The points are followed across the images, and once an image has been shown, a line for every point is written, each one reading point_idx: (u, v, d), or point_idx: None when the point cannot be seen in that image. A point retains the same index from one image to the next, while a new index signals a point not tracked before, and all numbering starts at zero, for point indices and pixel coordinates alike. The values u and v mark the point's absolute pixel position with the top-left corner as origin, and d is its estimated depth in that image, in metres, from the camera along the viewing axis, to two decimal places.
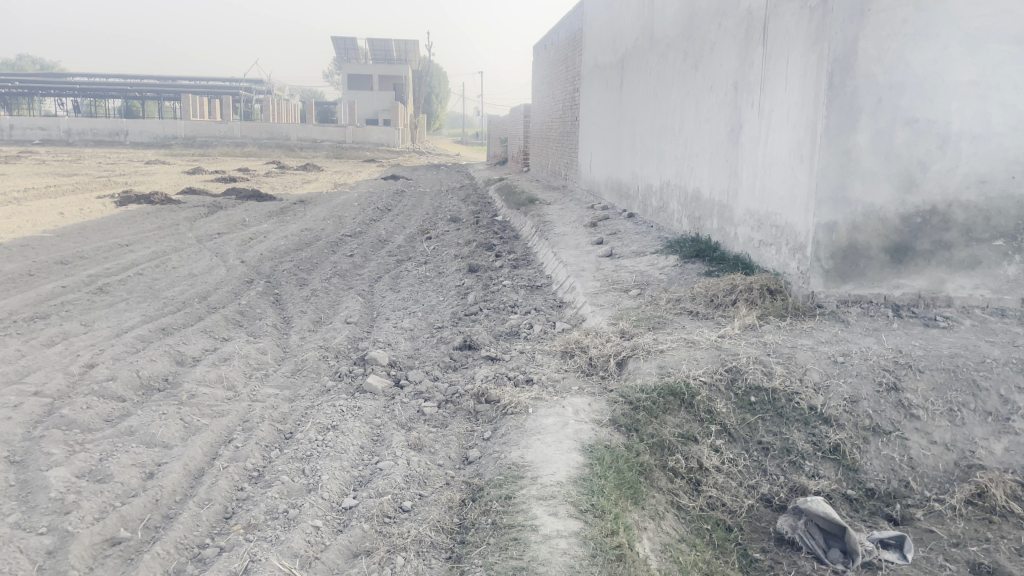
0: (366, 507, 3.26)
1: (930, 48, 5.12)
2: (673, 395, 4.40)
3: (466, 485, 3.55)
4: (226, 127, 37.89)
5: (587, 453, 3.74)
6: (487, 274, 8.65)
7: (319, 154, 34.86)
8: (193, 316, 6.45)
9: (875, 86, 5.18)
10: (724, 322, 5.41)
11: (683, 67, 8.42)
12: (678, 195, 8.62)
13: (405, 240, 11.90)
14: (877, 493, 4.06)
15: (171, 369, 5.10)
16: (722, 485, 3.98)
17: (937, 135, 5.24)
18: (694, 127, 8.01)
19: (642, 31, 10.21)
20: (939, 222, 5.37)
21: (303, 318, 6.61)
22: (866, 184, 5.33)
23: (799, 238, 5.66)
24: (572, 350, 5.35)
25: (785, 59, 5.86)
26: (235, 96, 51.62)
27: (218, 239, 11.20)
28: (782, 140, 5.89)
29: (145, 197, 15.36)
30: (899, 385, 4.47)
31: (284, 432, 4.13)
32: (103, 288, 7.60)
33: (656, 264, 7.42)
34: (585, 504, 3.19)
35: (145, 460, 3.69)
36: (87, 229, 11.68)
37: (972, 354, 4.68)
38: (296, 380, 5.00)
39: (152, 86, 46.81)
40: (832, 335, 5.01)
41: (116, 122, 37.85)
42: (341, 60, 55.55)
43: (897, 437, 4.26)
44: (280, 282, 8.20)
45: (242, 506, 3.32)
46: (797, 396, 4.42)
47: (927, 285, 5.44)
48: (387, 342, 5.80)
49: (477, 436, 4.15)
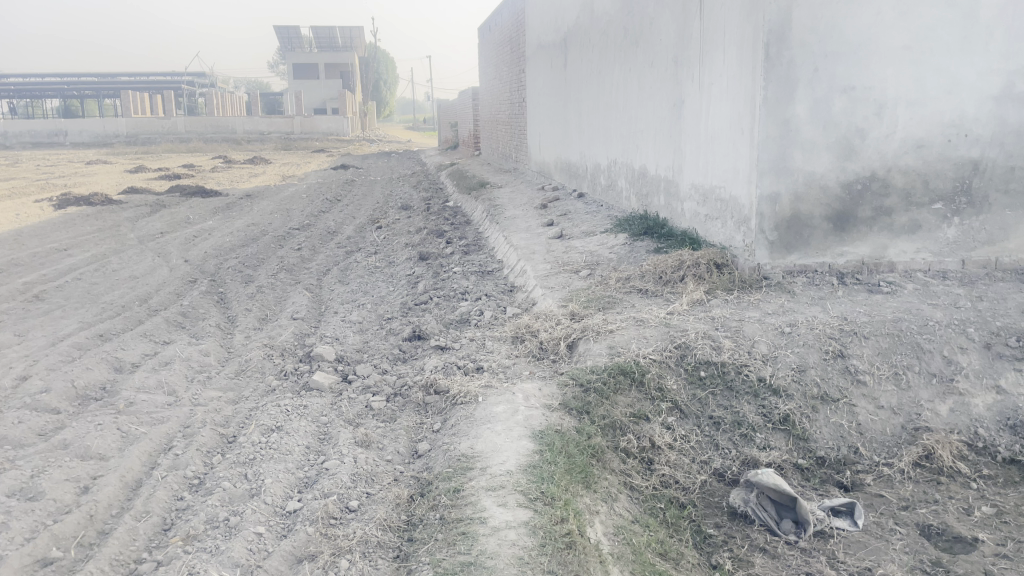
0: (310, 509, 3.17)
1: (864, 15, 5.13)
2: (624, 374, 4.38)
3: (415, 480, 3.48)
4: (168, 123, 36.98)
5: (537, 439, 3.69)
6: (438, 261, 8.55)
7: (267, 146, 34.16)
8: (133, 320, 6.25)
9: (811, 55, 5.17)
10: (673, 299, 5.40)
11: (624, 44, 8.37)
12: (625, 172, 8.59)
13: (355, 231, 11.72)
14: (827, 461, 4.09)
15: (109, 377, 4.93)
16: (674, 462, 3.97)
17: (874, 102, 5.27)
18: (637, 103, 7.98)
19: (583, 9, 10.13)
20: (880, 188, 5.41)
21: (248, 316, 6.44)
22: (806, 154, 5.33)
23: (742, 211, 5.65)
24: (522, 334, 5.29)
25: (722, 30, 5.83)
26: (177, 90, 50.29)
27: (162, 239, 10.89)
28: (723, 114, 5.86)
29: (84, 198, 14.90)
30: (845, 352, 4.50)
31: (226, 436, 4.01)
32: (38, 295, 7.32)
33: (606, 243, 7.39)
34: (535, 492, 3.14)
35: (79, 475, 3.54)
36: (23, 235, 11.27)
37: (915, 318, 4.74)
38: (240, 381, 4.86)
39: (89, 83, 45.49)
40: (779, 306, 5.03)
41: (54, 123, 36.64)
42: (285, 50, 54.50)
43: (845, 404, 4.29)
44: (225, 281, 7.99)
45: (182, 516, 3.20)
46: (746, 368, 4.43)
47: (870, 252, 5.51)
48: (335, 337, 5.69)
49: (426, 428, 4.08)
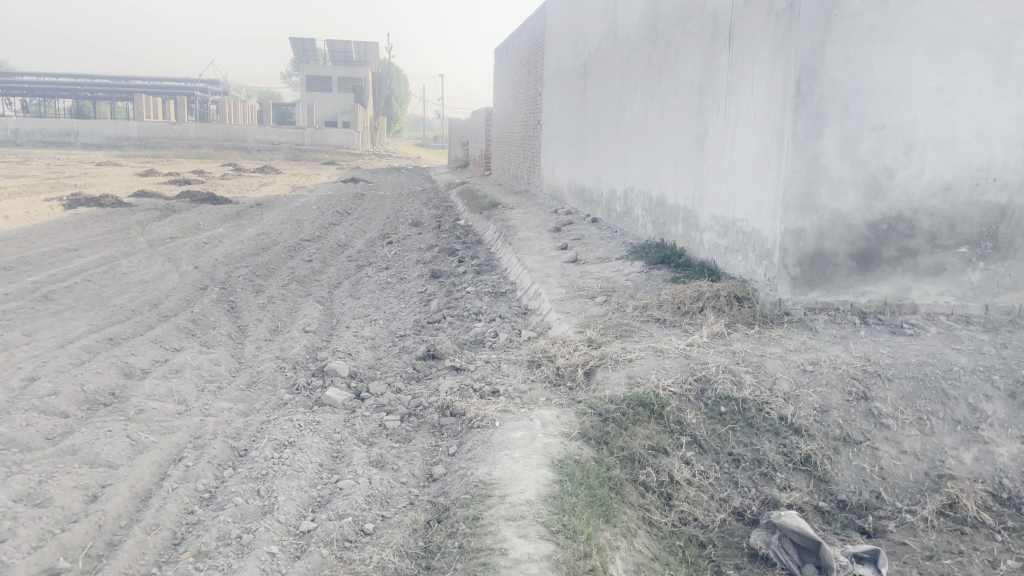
0: (325, 531, 3.10)
1: (897, 55, 5.11)
2: (643, 406, 4.29)
3: (431, 505, 3.40)
4: (180, 129, 37.15)
5: (556, 469, 3.61)
6: (450, 280, 8.50)
7: (277, 156, 34.26)
8: (143, 325, 6.18)
9: (842, 92, 5.14)
10: (693, 331, 5.34)
11: (647, 72, 8.38)
12: (642, 200, 8.56)
13: (366, 245, 11.67)
14: (848, 505, 4.00)
15: (119, 382, 4.85)
16: (693, 499, 3.88)
17: (903, 142, 5.23)
18: (658, 131, 7.96)
19: (605, 35, 10.16)
20: (905, 229, 5.36)
21: (259, 327, 6.38)
22: (833, 191, 5.29)
23: (765, 244, 5.60)
24: (538, 359, 5.22)
25: (752, 64, 5.82)
26: (190, 96, 50.53)
27: (172, 243, 10.84)
28: (749, 146, 5.83)
29: (95, 199, 14.88)
30: (869, 394, 4.42)
31: (238, 449, 3.93)
32: (47, 296, 7.26)
33: (622, 270, 7.34)
34: (556, 524, 3.06)
35: (88, 482, 3.46)
36: (32, 233, 11.23)
37: (940, 363, 4.66)
38: (251, 393, 4.79)
39: (104, 85, 45.76)
40: (801, 344, 4.96)
41: (66, 122, 36.79)
42: (300, 62, 54.84)
43: (868, 447, 4.21)
44: (236, 289, 7.94)
45: (193, 531, 3.12)
46: (767, 405, 4.35)
47: (893, 292, 5.44)
48: (348, 352, 5.62)
49: (442, 451, 4.00)
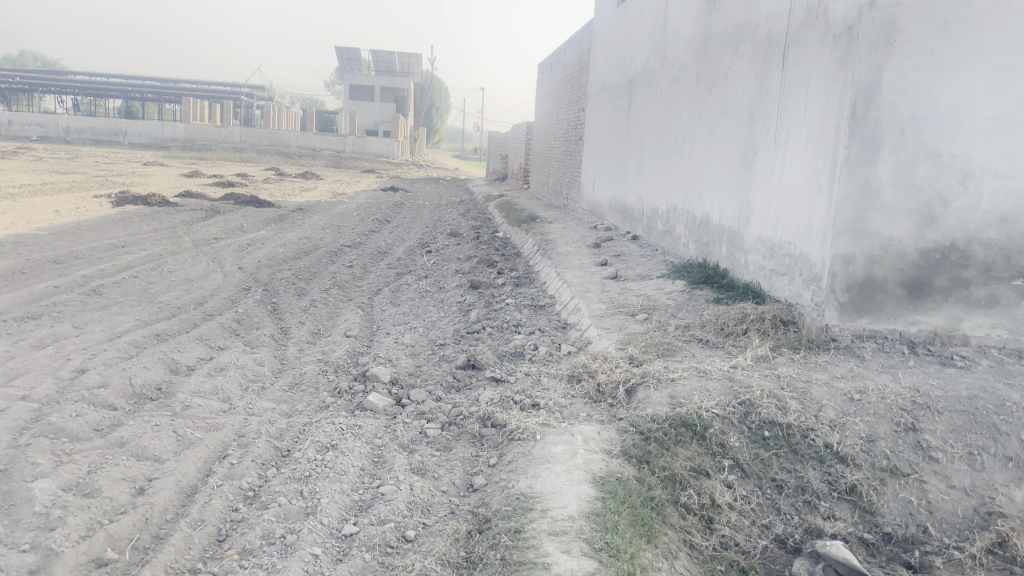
0: (367, 535, 3.11)
1: (956, 83, 5.04)
2: (686, 426, 4.25)
3: (472, 515, 3.39)
4: (225, 132, 37.81)
5: (598, 485, 3.58)
6: (489, 291, 8.51)
7: (319, 163, 34.70)
8: (188, 323, 6.28)
9: (898, 118, 5.07)
10: (736, 353, 5.28)
11: (696, 91, 8.35)
12: (685, 219, 8.51)
13: (405, 253, 11.75)
14: (894, 538, 3.93)
15: (165, 378, 4.93)
16: (735, 523, 3.83)
17: (959, 171, 5.15)
18: (705, 151, 7.92)
19: (653, 53, 10.15)
20: (958, 259, 5.26)
21: (301, 329, 6.44)
22: (885, 218, 5.21)
23: (813, 269, 5.53)
24: (579, 374, 5.20)
25: (806, 86, 5.77)
26: (236, 100, 51.44)
27: (216, 244, 11.02)
28: (800, 169, 5.77)
29: (142, 198, 15.18)
30: (917, 425, 4.33)
31: (281, 449, 3.96)
32: (96, 290, 7.41)
33: (663, 289, 7.30)
34: (599, 541, 3.04)
35: (135, 475, 3.51)
36: (82, 228, 11.48)
37: (992, 397, 4.55)
38: (294, 395, 4.83)
39: (153, 87, 46.78)
40: (848, 371, 4.88)
41: (116, 122, 37.64)
42: (345, 70, 55.57)
43: (915, 480, 4.12)
44: (278, 291, 8.03)
45: (237, 529, 3.14)
46: (812, 432, 4.28)
47: (944, 323, 5.33)
48: (388, 358, 5.65)
49: (482, 462, 4.00)
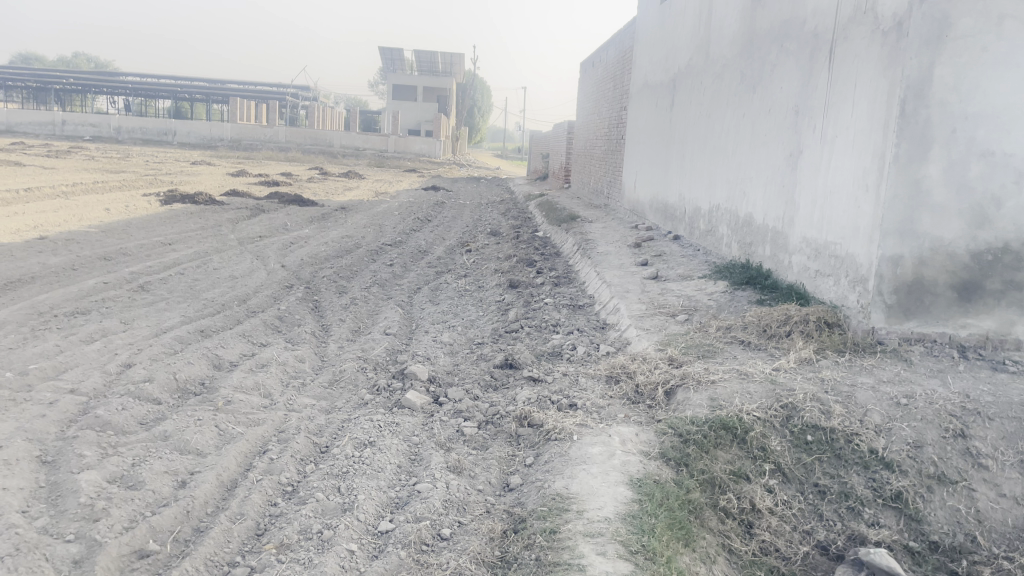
0: (403, 532, 3.11)
1: (1010, 79, 4.88)
2: (726, 429, 4.19)
3: (507, 515, 3.38)
4: (271, 132, 38.40)
5: (635, 487, 3.54)
6: (529, 290, 8.50)
7: (361, 162, 35.03)
8: (232, 319, 6.38)
9: (950, 115, 4.93)
10: (779, 355, 5.19)
11: (740, 89, 8.23)
12: (728, 219, 8.39)
13: (445, 252, 11.79)
14: (941, 547, 3.81)
15: (208, 373, 5.01)
16: (775, 529, 3.77)
17: (1014, 170, 4.98)
18: (748, 150, 7.81)
19: (696, 51, 10.03)
20: (1012, 260, 5.09)
21: (342, 326, 6.49)
22: (936, 218, 5.07)
23: (860, 270, 5.41)
24: (617, 375, 5.16)
25: (853, 84, 5.65)
26: (282, 100, 52.18)
27: (260, 242, 11.18)
28: (847, 168, 5.65)
29: (190, 196, 15.49)
30: (966, 432, 4.21)
31: (319, 445, 4.00)
32: (143, 286, 7.57)
33: (705, 289, 7.21)
34: (635, 544, 3.00)
35: (178, 468, 3.58)
36: (131, 226, 11.74)
37: None
38: (333, 391, 4.87)
39: (202, 88, 47.68)
40: (894, 375, 4.77)
41: (166, 122, 38.45)
42: (388, 71, 56.02)
43: (964, 488, 4.00)
44: (320, 289, 8.12)
45: (275, 523, 3.18)
46: (857, 437, 4.19)
47: (996, 327, 5.17)
48: (427, 357, 5.67)
49: (519, 462, 3.99)
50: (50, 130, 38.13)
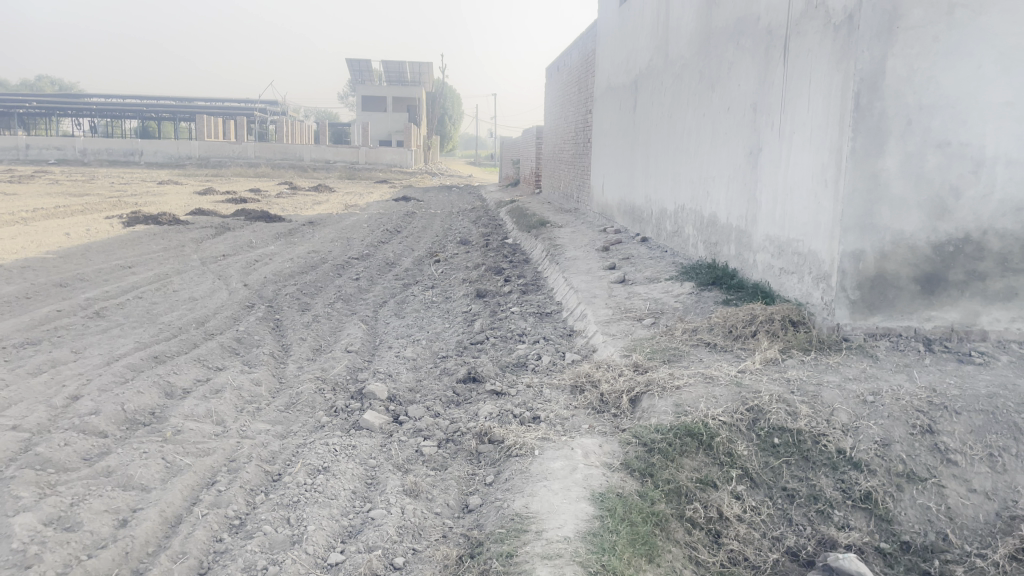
0: (353, 564, 3.00)
1: (963, 69, 4.84)
2: (691, 436, 4.09)
3: (465, 539, 3.26)
4: (239, 148, 38.06)
5: (597, 502, 3.43)
6: (496, 299, 8.38)
7: (332, 175, 34.74)
8: (188, 343, 6.19)
9: (904, 107, 4.89)
10: (744, 356, 5.11)
11: (699, 88, 8.18)
12: (693, 219, 8.33)
13: (413, 264, 11.65)
14: (912, 547, 3.73)
15: (159, 402, 4.84)
16: (744, 537, 3.67)
17: (970, 160, 4.95)
18: (710, 149, 7.75)
19: (656, 51, 9.98)
20: (973, 251, 5.07)
21: (302, 346, 6.34)
22: (895, 211, 5.03)
23: (822, 266, 5.35)
24: (582, 384, 5.05)
25: (808, 78, 5.59)
26: (250, 116, 51.72)
27: (223, 261, 10.96)
28: (805, 164, 5.59)
29: (153, 217, 15.20)
30: (934, 427, 4.14)
31: (271, 474, 3.85)
32: (99, 313, 7.36)
33: (671, 291, 7.13)
34: (595, 564, 2.90)
35: (119, 506, 3.42)
36: (90, 250, 11.47)
37: (1012, 394, 4.35)
38: (289, 415, 4.72)
39: (168, 107, 47.17)
40: (860, 372, 4.70)
41: (131, 142, 37.94)
42: (356, 82, 55.78)
43: (934, 485, 3.93)
44: (282, 307, 7.95)
45: (219, 561, 3.05)
46: (824, 437, 4.11)
47: (960, 318, 5.13)
48: (388, 374, 5.53)
49: (479, 481, 3.87)
50: (13, 154, 37.46)
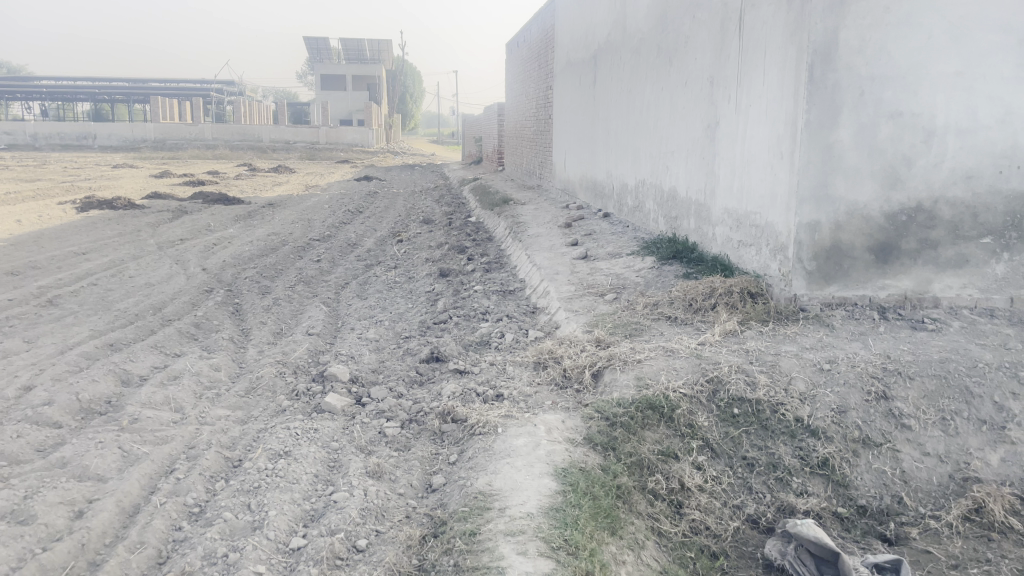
0: (315, 548, 2.99)
1: (914, 39, 4.88)
2: (653, 409, 4.12)
3: (428, 519, 3.26)
4: (196, 130, 37.31)
5: (560, 477, 3.45)
6: (459, 278, 8.35)
7: (292, 156, 34.24)
8: (145, 330, 6.08)
9: (857, 78, 4.93)
10: (705, 329, 5.16)
11: (657, 62, 8.17)
12: (654, 193, 8.37)
13: (376, 244, 11.56)
14: (869, 511, 3.82)
15: (115, 390, 4.75)
16: (705, 506, 3.72)
17: (922, 129, 5.02)
18: (669, 123, 7.76)
19: (614, 26, 9.95)
20: (925, 220, 5.15)
21: (263, 330, 6.26)
22: (849, 182, 5.09)
23: (780, 238, 5.41)
24: (545, 360, 5.07)
25: (763, 51, 5.61)
26: (206, 96, 50.68)
27: (181, 245, 10.77)
28: (761, 137, 5.64)
29: (107, 202, 14.86)
30: (889, 393, 4.22)
31: (232, 460, 3.81)
32: (52, 301, 7.19)
33: (633, 266, 7.16)
34: (558, 539, 2.92)
35: (75, 497, 3.36)
36: (43, 237, 11.18)
37: (963, 359, 4.46)
38: (250, 400, 4.67)
39: (121, 88, 46.07)
40: (817, 341, 4.77)
41: (83, 125, 37.01)
42: (314, 61, 54.85)
43: (889, 450, 4.02)
44: (242, 291, 7.84)
45: (178, 549, 3.02)
46: (782, 407, 4.17)
47: (914, 286, 5.23)
48: (351, 355, 5.49)
49: (442, 460, 3.87)
50: None
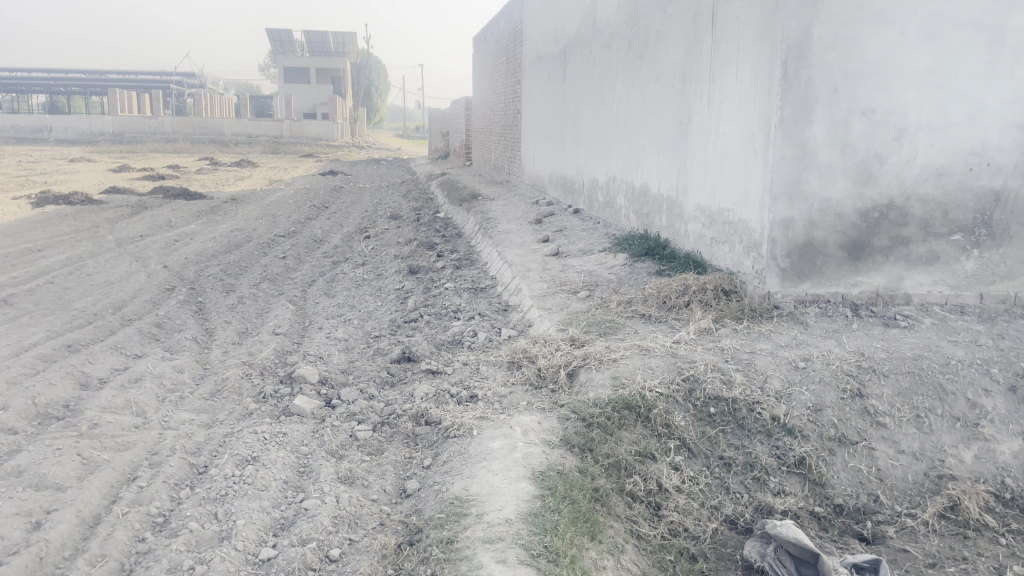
0: (286, 559, 2.88)
1: (886, 35, 4.88)
2: (629, 409, 4.07)
3: (403, 526, 3.17)
4: (155, 123, 36.56)
5: (538, 481, 3.37)
6: (429, 275, 8.24)
7: (254, 149, 33.71)
8: (104, 330, 5.88)
9: (830, 75, 4.92)
10: (679, 326, 5.13)
11: (627, 57, 8.13)
12: (624, 190, 8.33)
13: (343, 240, 11.38)
14: (845, 509, 3.81)
15: (74, 394, 4.57)
16: (683, 508, 3.68)
17: (894, 126, 5.02)
18: (640, 118, 7.73)
19: (584, 21, 9.89)
20: (897, 217, 5.17)
21: (227, 330, 6.09)
22: (823, 179, 5.08)
23: (753, 235, 5.39)
24: (519, 360, 4.99)
25: (736, 47, 5.59)
26: (165, 89, 49.69)
27: (141, 242, 10.49)
28: (734, 133, 5.61)
29: (63, 196, 14.44)
30: (864, 391, 4.22)
31: (197, 467, 3.68)
32: (6, 300, 6.93)
33: (605, 263, 7.11)
34: (538, 546, 2.85)
35: (31, 508, 3.20)
36: None
37: (936, 356, 4.47)
38: (216, 403, 4.53)
39: (77, 79, 44.98)
40: (792, 339, 4.76)
41: (38, 118, 36.05)
42: (277, 53, 54.07)
43: (864, 448, 4.01)
44: (205, 289, 7.64)
45: (142, 562, 2.89)
46: (758, 405, 4.14)
47: (886, 283, 5.26)
48: (319, 356, 5.36)
49: (416, 464, 3.77)
50: None
